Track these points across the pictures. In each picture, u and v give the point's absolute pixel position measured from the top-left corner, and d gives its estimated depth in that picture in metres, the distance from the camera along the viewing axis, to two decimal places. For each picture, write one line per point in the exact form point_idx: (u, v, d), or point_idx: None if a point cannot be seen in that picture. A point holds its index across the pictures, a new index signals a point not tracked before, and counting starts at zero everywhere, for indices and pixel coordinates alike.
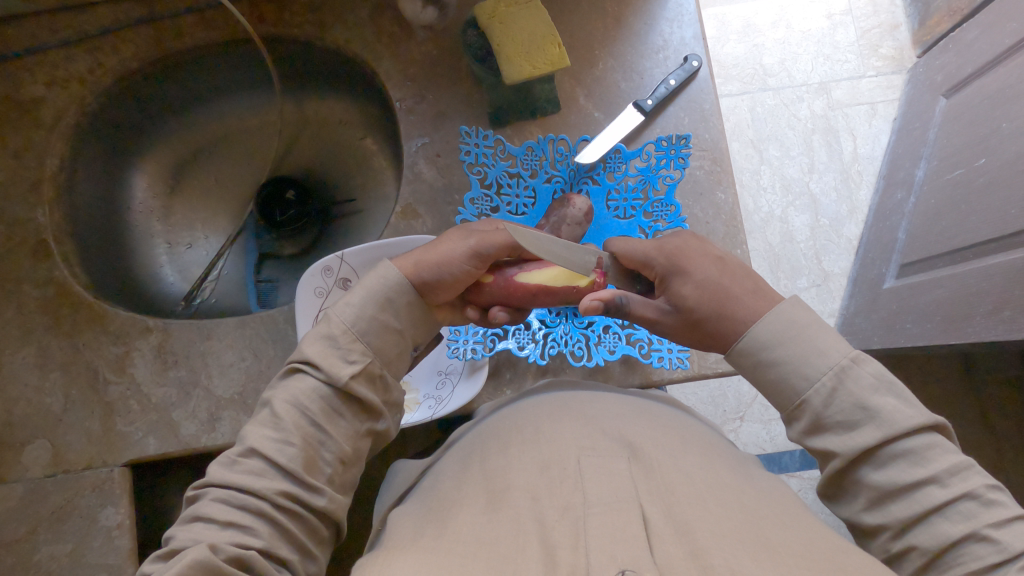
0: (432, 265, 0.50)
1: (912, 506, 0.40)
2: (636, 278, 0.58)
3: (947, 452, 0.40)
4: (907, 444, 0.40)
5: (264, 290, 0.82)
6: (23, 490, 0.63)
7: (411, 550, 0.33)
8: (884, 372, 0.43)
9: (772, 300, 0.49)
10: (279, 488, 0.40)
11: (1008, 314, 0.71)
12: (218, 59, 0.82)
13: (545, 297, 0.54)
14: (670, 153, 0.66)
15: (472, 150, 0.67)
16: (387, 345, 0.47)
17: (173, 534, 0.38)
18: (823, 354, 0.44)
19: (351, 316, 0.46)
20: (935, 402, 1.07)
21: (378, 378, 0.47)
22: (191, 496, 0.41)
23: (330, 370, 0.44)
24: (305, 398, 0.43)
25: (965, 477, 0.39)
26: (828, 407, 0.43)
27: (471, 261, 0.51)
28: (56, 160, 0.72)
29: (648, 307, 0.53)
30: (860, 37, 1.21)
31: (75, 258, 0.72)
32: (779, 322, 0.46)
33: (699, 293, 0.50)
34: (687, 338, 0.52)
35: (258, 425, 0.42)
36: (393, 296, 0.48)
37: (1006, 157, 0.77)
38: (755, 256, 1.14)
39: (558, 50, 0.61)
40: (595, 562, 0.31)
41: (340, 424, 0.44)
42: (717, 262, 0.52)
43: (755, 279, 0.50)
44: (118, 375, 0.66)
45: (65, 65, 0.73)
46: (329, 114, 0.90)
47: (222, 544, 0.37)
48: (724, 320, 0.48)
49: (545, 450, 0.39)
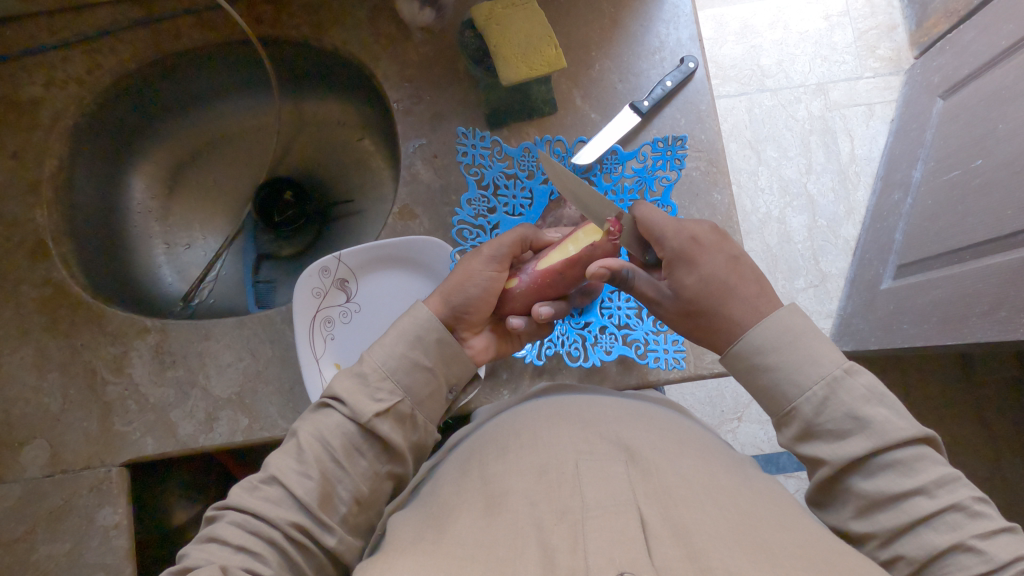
0: (458, 288, 0.52)
1: (900, 517, 0.40)
2: (648, 247, 0.56)
3: (936, 464, 0.40)
4: (896, 454, 0.41)
5: (262, 291, 0.82)
6: (21, 490, 0.63)
7: (410, 554, 0.33)
8: (876, 384, 0.43)
9: (770, 300, 0.49)
10: (293, 520, 0.41)
11: (1003, 315, 0.71)
12: (215, 61, 0.82)
13: (573, 271, 0.55)
14: (665, 154, 0.65)
15: (468, 151, 0.67)
16: (417, 383, 0.48)
17: (187, 553, 0.39)
18: (817, 363, 0.44)
19: (382, 355, 0.47)
20: (930, 402, 1.07)
21: (408, 419, 0.47)
22: (210, 515, 0.42)
23: (355, 406, 0.45)
24: (329, 433, 0.44)
25: (952, 489, 0.39)
26: (819, 416, 0.43)
27: (494, 264, 0.53)
28: (54, 159, 0.71)
29: (653, 285, 0.53)
30: (858, 38, 1.21)
31: (74, 258, 0.72)
32: (774, 329, 0.46)
33: (702, 286, 0.50)
34: (682, 326, 0.52)
35: (283, 454, 0.43)
36: (422, 334, 0.49)
37: (1002, 158, 0.77)
38: (752, 256, 1.14)
39: (553, 40, 0.61)
40: (595, 563, 0.31)
41: (359, 464, 0.44)
42: (730, 262, 0.50)
43: (760, 282, 0.50)
44: (116, 375, 0.66)
45: (63, 65, 0.72)
46: (326, 114, 0.90)
47: (234, 568, 0.37)
48: (719, 317, 0.49)
49: (542, 455, 0.38)
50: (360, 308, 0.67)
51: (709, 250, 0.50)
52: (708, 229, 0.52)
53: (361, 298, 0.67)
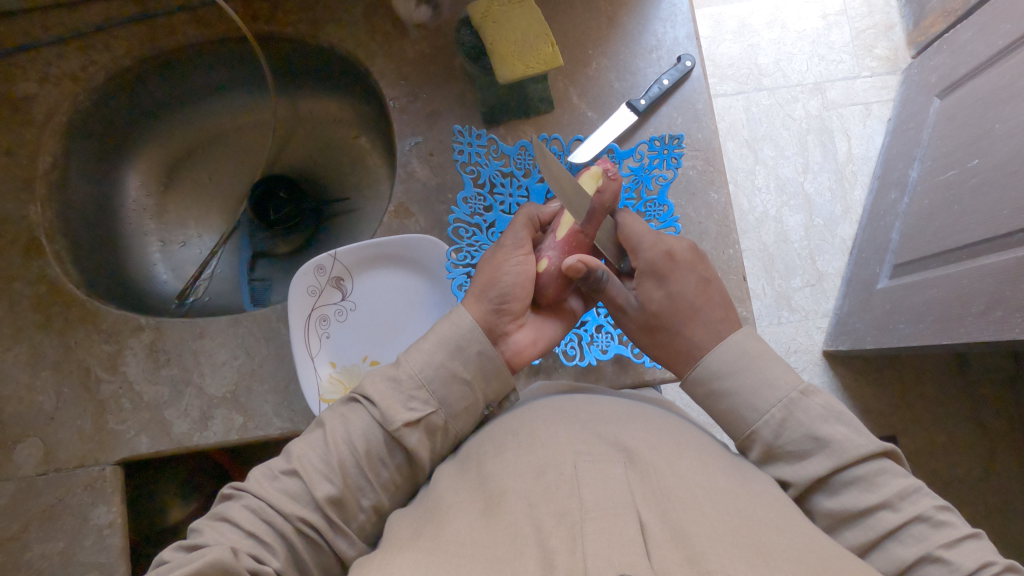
0: (491, 283, 0.51)
1: (867, 532, 0.41)
2: (623, 256, 0.57)
3: (897, 477, 0.41)
4: (858, 471, 0.42)
5: (258, 290, 0.81)
6: (15, 489, 0.63)
7: (409, 551, 0.33)
8: (833, 403, 0.44)
9: (731, 325, 0.51)
10: (306, 516, 0.40)
11: (999, 315, 0.71)
12: (210, 57, 0.81)
13: (594, 226, 0.54)
14: (663, 152, 0.66)
15: (465, 149, 0.67)
16: (453, 397, 0.46)
17: (199, 532, 0.39)
18: (773, 386, 0.46)
19: (420, 362, 0.46)
20: (925, 402, 1.08)
21: (439, 431, 0.46)
22: (226, 492, 0.42)
23: (386, 411, 0.44)
24: (357, 437, 0.43)
25: (914, 500, 0.40)
26: (779, 438, 0.44)
27: (521, 248, 0.53)
28: (48, 156, 0.71)
29: (622, 291, 0.53)
30: (855, 38, 1.21)
31: (68, 255, 0.71)
32: (730, 354, 0.48)
33: (667, 303, 0.51)
34: (644, 341, 0.53)
35: (306, 447, 0.43)
36: (464, 344, 0.47)
37: (998, 157, 0.77)
38: (749, 256, 1.14)
39: (547, 33, 0.61)
40: (593, 565, 0.31)
41: (381, 475, 0.44)
42: (701, 284, 0.52)
43: (726, 308, 0.52)
44: (110, 373, 0.66)
45: (56, 62, 0.72)
46: (322, 111, 0.90)
47: (242, 554, 0.38)
48: (679, 337, 0.51)
49: (541, 455, 0.38)
50: (355, 306, 0.67)
51: (681, 267, 0.52)
52: (686, 247, 0.53)
53: (357, 296, 0.67)
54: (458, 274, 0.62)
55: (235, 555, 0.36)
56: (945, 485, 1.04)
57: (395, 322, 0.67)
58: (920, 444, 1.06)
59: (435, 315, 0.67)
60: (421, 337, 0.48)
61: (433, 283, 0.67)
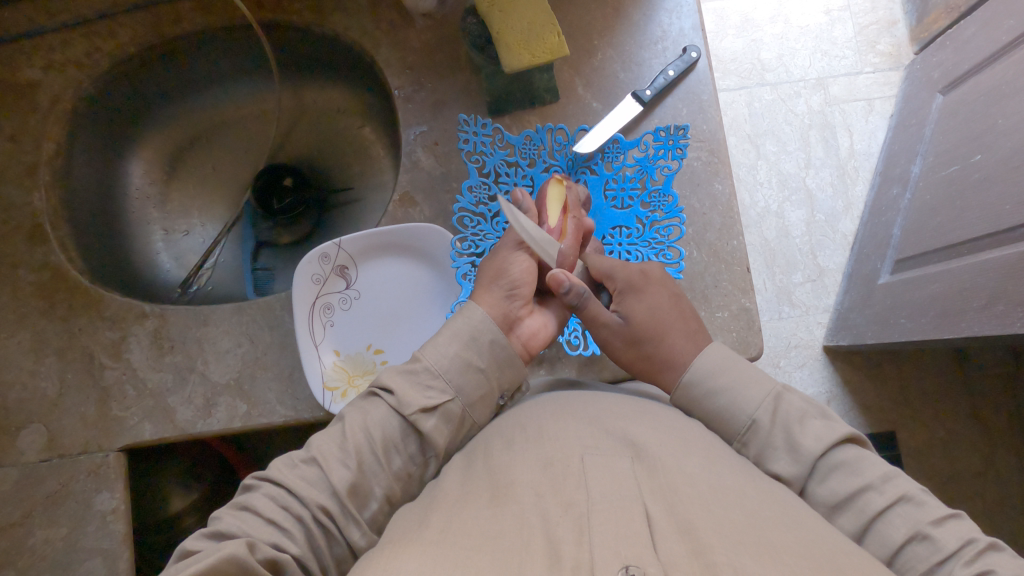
0: (500, 273, 0.53)
1: (858, 516, 0.41)
2: (601, 289, 0.60)
3: (876, 461, 0.42)
4: (839, 455, 0.43)
5: (261, 279, 0.82)
6: (19, 474, 0.63)
7: (418, 543, 0.33)
8: (810, 399, 0.47)
9: (705, 336, 0.54)
10: (319, 505, 0.40)
11: (1001, 309, 0.71)
12: (216, 46, 0.82)
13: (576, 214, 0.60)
14: (668, 143, 0.67)
15: (471, 138, 0.66)
16: (469, 385, 0.46)
17: (217, 520, 0.39)
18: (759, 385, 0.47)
19: (435, 356, 0.46)
20: (926, 397, 1.08)
21: (455, 420, 0.46)
22: (248, 483, 0.42)
23: (402, 398, 0.45)
24: (372, 426, 0.44)
25: (897, 482, 0.41)
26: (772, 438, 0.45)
27: (520, 247, 0.55)
28: (53, 143, 0.71)
29: (603, 310, 0.55)
30: (859, 33, 1.21)
31: (72, 242, 0.71)
32: (716, 356, 0.50)
33: (648, 315, 0.54)
34: (628, 356, 0.54)
35: (326, 438, 0.43)
36: (475, 335, 0.48)
37: (1001, 153, 0.77)
38: (751, 250, 1.15)
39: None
40: (599, 559, 0.31)
41: (395, 467, 0.44)
42: (673, 298, 0.56)
43: (698, 321, 0.55)
44: (114, 359, 0.66)
45: (61, 48, 0.72)
46: (326, 101, 0.90)
47: (256, 541, 0.38)
48: (662, 347, 0.53)
49: (548, 449, 0.39)
50: (360, 295, 0.67)
51: (655, 283, 0.57)
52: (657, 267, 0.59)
53: (360, 285, 0.67)
54: (463, 263, 0.63)
55: (251, 548, 0.35)
56: (943, 480, 1.05)
57: (396, 309, 0.67)
58: (919, 438, 1.07)
59: (439, 305, 0.67)
60: (435, 332, 0.48)
61: (436, 272, 0.67)
